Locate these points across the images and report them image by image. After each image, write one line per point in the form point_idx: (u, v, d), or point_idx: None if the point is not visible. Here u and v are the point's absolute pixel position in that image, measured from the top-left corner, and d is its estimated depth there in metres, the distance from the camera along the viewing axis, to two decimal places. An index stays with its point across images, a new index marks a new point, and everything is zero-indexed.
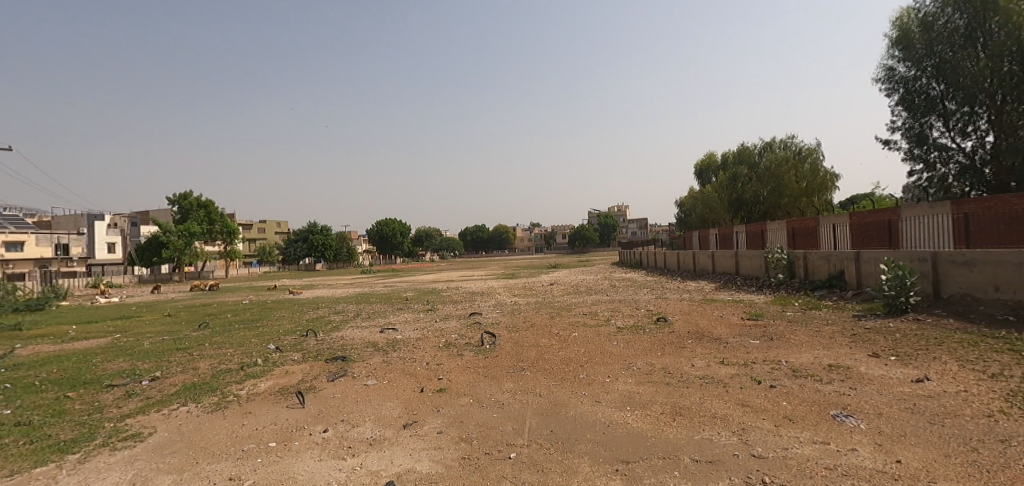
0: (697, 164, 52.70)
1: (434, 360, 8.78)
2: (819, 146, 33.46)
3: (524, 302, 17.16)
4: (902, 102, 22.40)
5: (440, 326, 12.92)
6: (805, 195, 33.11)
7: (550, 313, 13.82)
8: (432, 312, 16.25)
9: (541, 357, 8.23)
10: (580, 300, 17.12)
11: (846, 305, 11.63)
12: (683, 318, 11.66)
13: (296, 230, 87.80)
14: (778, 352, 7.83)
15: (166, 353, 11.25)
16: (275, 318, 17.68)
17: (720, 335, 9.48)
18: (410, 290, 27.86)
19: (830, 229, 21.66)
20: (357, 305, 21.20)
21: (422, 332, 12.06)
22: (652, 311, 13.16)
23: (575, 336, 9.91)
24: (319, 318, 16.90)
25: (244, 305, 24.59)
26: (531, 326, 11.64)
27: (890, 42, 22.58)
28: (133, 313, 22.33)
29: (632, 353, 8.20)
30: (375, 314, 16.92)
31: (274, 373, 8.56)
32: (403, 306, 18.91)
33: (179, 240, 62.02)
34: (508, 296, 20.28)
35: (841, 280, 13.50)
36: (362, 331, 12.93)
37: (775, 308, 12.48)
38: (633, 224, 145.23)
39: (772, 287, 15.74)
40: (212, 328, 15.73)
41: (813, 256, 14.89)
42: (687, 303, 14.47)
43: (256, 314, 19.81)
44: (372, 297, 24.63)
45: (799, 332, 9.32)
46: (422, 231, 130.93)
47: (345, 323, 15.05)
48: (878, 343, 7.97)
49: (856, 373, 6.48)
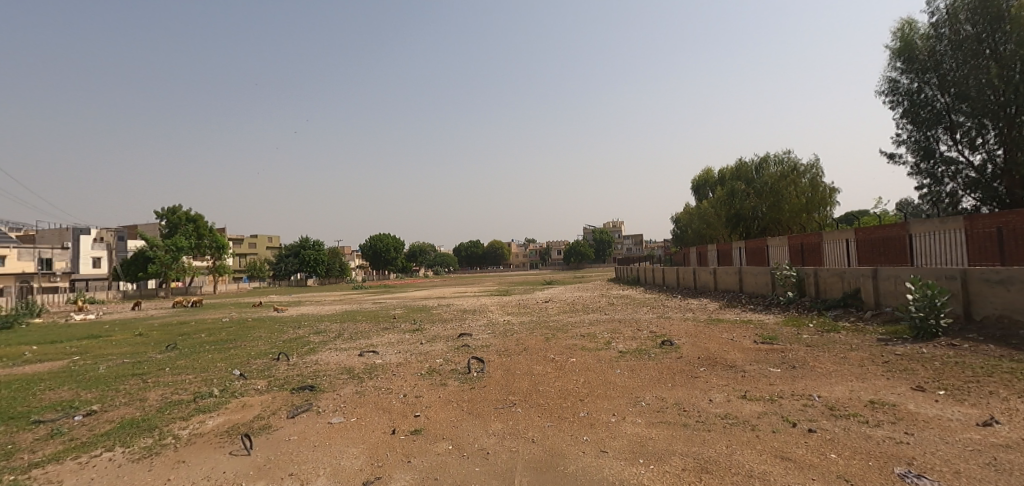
0: (694, 181, 52.17)
1: (413, 391, 7.71)
2: (818, 160, 32.70)
3: (518, 322, 16.13)
4: (906, 115, 21.65)
5: (425, 348, 11.83)
6: (805, 210, 32.22)
7: (545, 334, 12.79)
8: (420, 332, 15.18)
9: (534, 389, 7.20)
10: (578, 319, 16.08)
11: (868, 327, 10.65)
12: (691, 341, 10.64)
13: (288, 245, 86.66)
14: (807, 384, 6.81)
15: (118, 381, 10.10)
16: (251, 339, 16.51)
17: (735, 361, 8.47)
18: (400, 307, 26.69)
19: (835, 245, 20.86)
20: (342, 323, 20.04)
21: (405, 355, 10.98)
22: (656, 332, 12.13)
23: (572, 363, 8.88)
24: (299, 338, 15.76)
25: (225, 323, 23.38)
26: (524, 349, 10.61)
27: (892, 53, 21.88)
28: (103, 332, 21.06)
29: (639, 384, 7.17)
30: (358, 334, 15.78)
31: (228, 407, 7.47)
32: (390, 326, 17.79)
33: (166, 254, 60.73)
34: (502, 314, 19.17)
35: (856, 299, 12.56)
36: (340, 354, 11.83)
37: (789, 329, 11.49)
38: (628, 241, 144.98)
39: (781, 306, 14.74)
40: (180, 350, 14.56)
41: (824, 272, 13.98)
42: (692, 323, 13.48)
43: (234, 333, 18.71)
44: (359, 315, 23.50)
45: (823, 358, 8.32)
46: (417, 247, 129.95)
47: (324, 344, 13.94)
48: (919, 374, 6.99)
49: (905, 413, 5.48)
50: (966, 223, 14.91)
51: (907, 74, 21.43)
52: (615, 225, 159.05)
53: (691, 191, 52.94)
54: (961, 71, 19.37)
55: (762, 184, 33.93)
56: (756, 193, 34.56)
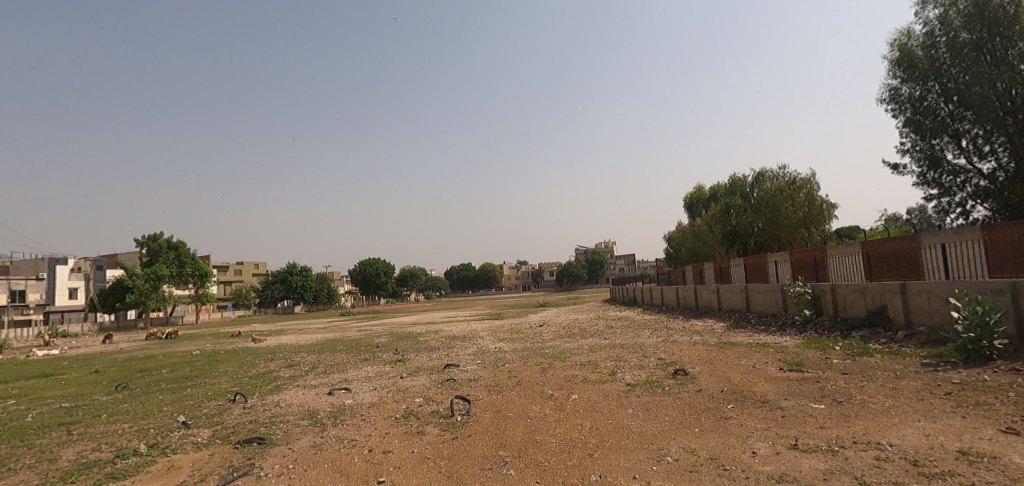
0: (687, 197, 51.53)
1: (382, 444, 6.29)
2: (815, 173, 31.55)
3: (510, 350, 14.69)
4: (908, 125, 20.39)
5: (406, 384, 10.38)
6: (804, 225, 30.95)
7: (541, 364, 11.40)
8: (402, 363, 13.71)
9: (530, 439, 5.81)
10: (576, 345, 14.69)
11: (905, 349, 9.40)
12: (708, 370, 9.28)
13: (274, 272, 84.62)
14: (867, 426, 5.50)
15: (37, 434, 8.58)
16: (215, 375, 14.90)
17: (768, 396, 7.14)
18: (386, 334, 25.11)
19: (842, 260, 19.73)
20: (319, 354, 18.45)
21: (381, 393, 9.53)
22: (666, 359, 10.79)
23: (575, 401, 7.51)
24: (267, 374, 14.19)
25: (195, 356, 21.69)
26: (517, 384, 9.20)
27: (889, 61, 20.54)
28: (57, 371, 19.30)
29: (660, 430, 5.81)
30: (334, 368, 14.25)
31: (149, 472, 6.01)
32: (370, 356, 16.26)
33: (145, 283, 58.73)
34: (493, 341, 17.69)
35: (883, 318, 11.35)
36: (306, 393, 10.35)
37: (815, 354, 10.19)
38: (621, 260, 144.08)
39: (797, 327, 13.50)
40: (130, 391, 12.95)
41: (842, 289, 12.79)
42: (702, 348, 12.12)
43: (199, 368, 17.09)
44: (340, 344, 21.92)
45: (871, 390, 7.02)
46: (407, 271, 128.15)
47: (293, 381, 12.40)
48: (1001, 411, 5.69)
49: (1016, 469, 4.18)
50: (985, 234, 13.86)
51: (906, 82, 20.14)
52: (608, 244, 158.09)
53: (684, 208, 51.97)
54: (962, 78, 18.08)
55: (759, 199, 32.74)
56: (753, 208, 33.44)
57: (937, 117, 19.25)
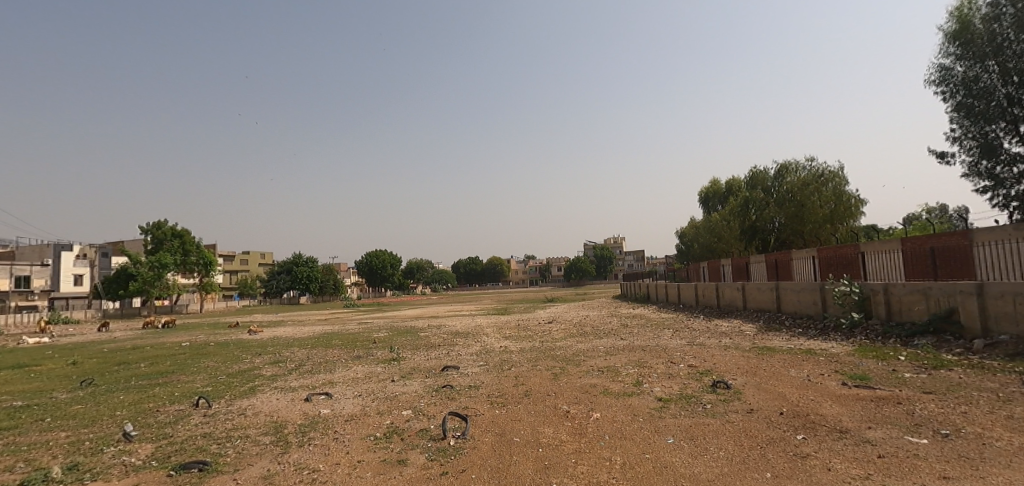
0: (702, 192, 49.70)
1: (352, 479, 4.85)
2: (843, 166, 29.69)
3: (516, 350, 13.22)
4: (958, 108, 18.61)
5: (397, 390, 8.95)
6: (829, 221, 29.15)
7: (552, 369, 9.92)
8: (396, 363, 12.28)
9: (543, 483, 4.34)
10: (590, 347, 13.17)
11: (992, 363, 7.83)
12: (753, 383, 7.74)
13: (280, 262, 83.96)
14: (1011, 479, 3.96)
15: None
16: (193, 371, 13.53)
17: (845, 423, 5.61)
18: (385, 329, 23.76)
19: (877, 258, 18.00)
20: (310, 349, 17.09)
21: (365, 402, 8.10)
22: (698, 367, 9.26)
23: (599, 423, 6.01)
24: (247, 372, 12.80)
25: (182, 349, 20.37)
26: (525, 394, 7.70)
27: (945, 36, 18.59)
28: (33, 361, 18.06)
29: (721, 475, 4.30)
30: (321, 366, 12.84)
31: None
32: (363, 353, 14.84)
33: (148, 271, 58.10)
34: (499, 339, 16.23)
35: (951, 324, 9.78)
36: (281, 398, 8.94)
37: (878, 365, 8.59)
38: (630, 257, 142.32)
39: (842, 331, 11.88)
40: (93, 388, 11.63)
41: (898, 289, 11.18)
42: (737, 354, 10.56)
43: (180, 362, 15.78)
44: (336, 338, 20.58)
45: (980, 419, 5.47)
46: (413, 264, 127.25)
47: (272, 381, 11.00)
48: None
49: None
50: None
51: (960, 60, 18.32)
52: (617, 240, 156.05)
53: (698, 202, 50.17)
54: None
55: (782, 193, 30.95)
56: (775, 202, 31.69)
57: (994, 99, 17.43)
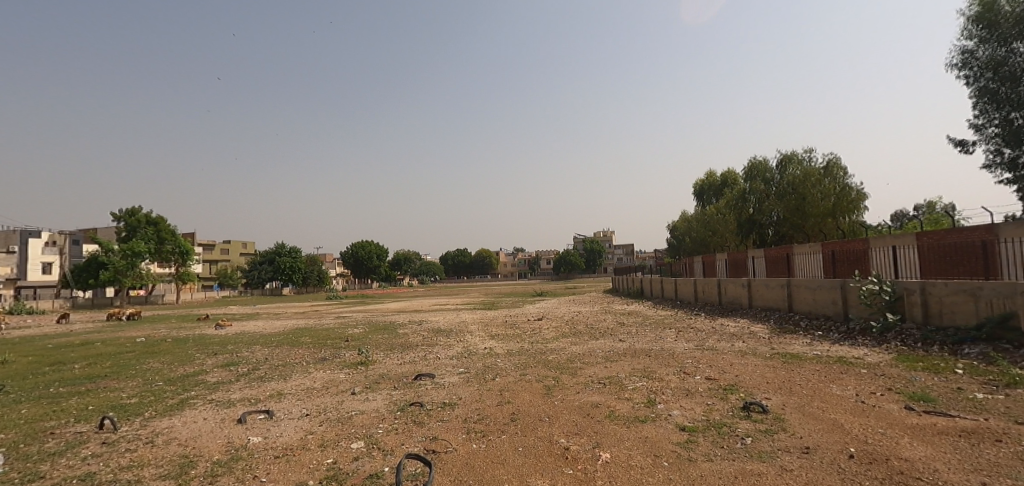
0: (697, 183, 48.33)
1: None
2: (845, 158, 28.46)
3: (503, 353, 11.61)
4: (981, 95, 17.26)
5: (355, 407, 7.31)
6: (832, 215, 27.85)
7: (546, 381, 8.32)
8: (363, 368, 10.65)
9: None
10: (587, 350, 11.61)
11: None
12: (795, 405, 6.21)
13: (262, 252, 81.60)
14: None
15: None
16: (129, 375, 11.75)
17: (947, 478, 4.10)
18: (361, 325, 22.03)
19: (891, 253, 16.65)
20: (274, 348, 15.36)
21: (310, 425, 6.47)
22: (719, 380, 7.73)
23: (610, 472, 4.41)
24: (189, 377, 11.04)
25: (135, 345, 18.48)
26: (510, 419, 6.09)
27: (969, 18, 17.21)
28: None
29: None
30: (277, 370, 11.12)
31: None
32: (330, 354, 13.12)
33: (121, 260, 55.57)
34: (484, 339, 14.62)
35: (1009, 331, 8.37)
36: (211, 418, 7.25)
37: (939, 382, 7.09)
38: (619, 250, 141.72)
39: (871, 335, 10.41)
40: (2, 397, 9.86)
41: (940, 289, 9.77)
42: (758, 362, 9.04)
43: (123, 362, 13.98)
44: (307, 335, 18.84)
45: None
46: (400, 256, 125.29)
47: (212, 391, 9.28)
48: None
49: None
50: None
51: (984, 43, 16.93)
52: (607, 233, 154.94)
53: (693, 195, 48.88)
54: None
55: (783, 185, 29.63)
56: (776, 195, 30.35)
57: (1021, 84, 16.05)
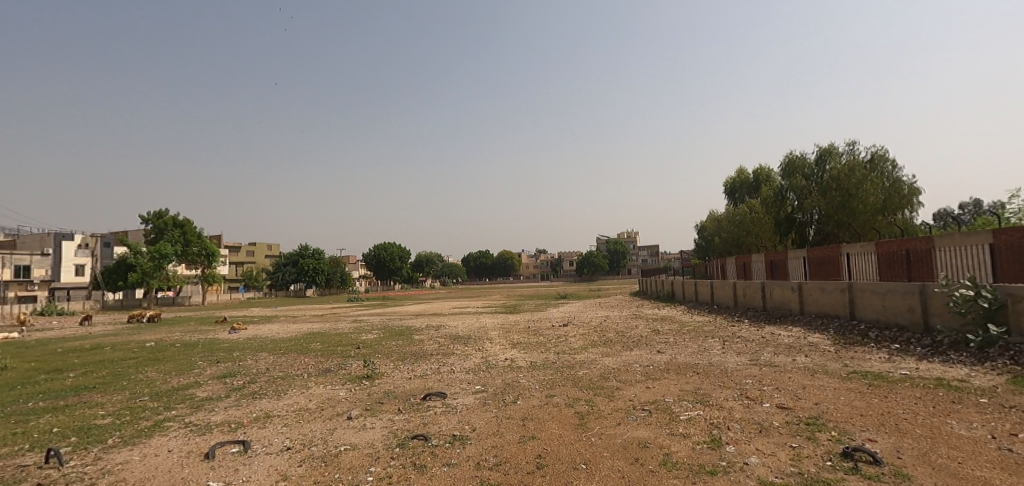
0: (728, 182, 46.13)
1: None
2: (892, 150, 26.35)
3: (525, 367, 10.19)
4: None
5: (346, 439, 6.01)
6: (881, 211, 25.70)
7: (578, 406, 6.87)
8: (368, 383, 9.39)
9: None
10: (622, 364, 10.11)
11: None
12: (914, 452, 4.67)
13: (286, 254, 81.93)
14: None
15: None
16: (119, 387, 10.71)
17: None
18: (376, 329, 20.92)
19: None
20: (280, 356, 14.25)
21: (286, 466, 5.18)
22: (795, 410, 6.19)
23: None
24: (179, 391, 9.94)
25: (142, 350, 17.63)
26: (537, 467, 4.70)
27: None
28: None
29: None
30: (274, 384, 9.91)
31: None
32: (336, 365, 11.90)
33: (149, 262, 55.96)
34: (505, 348, 13.25)
35: None
36: (177, 449, 6.03)
37: None
38: (643, 252, 139.12)
39: (968, 351, 8.72)
40: None
41: None
42: (836, 384, 7.43)
43: (119, 371, 13.00)
44: (318, 341, 17.72)
45: None
46: (423, 258, 125.07)
47: (196, 410, 8.13)
48: None
49: None
50: None
51: None
52: (630, 234, 152.11)
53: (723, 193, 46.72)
54: None
55: (826, 181, 27.53)
56: (817, 191, 28.22)
57: None
